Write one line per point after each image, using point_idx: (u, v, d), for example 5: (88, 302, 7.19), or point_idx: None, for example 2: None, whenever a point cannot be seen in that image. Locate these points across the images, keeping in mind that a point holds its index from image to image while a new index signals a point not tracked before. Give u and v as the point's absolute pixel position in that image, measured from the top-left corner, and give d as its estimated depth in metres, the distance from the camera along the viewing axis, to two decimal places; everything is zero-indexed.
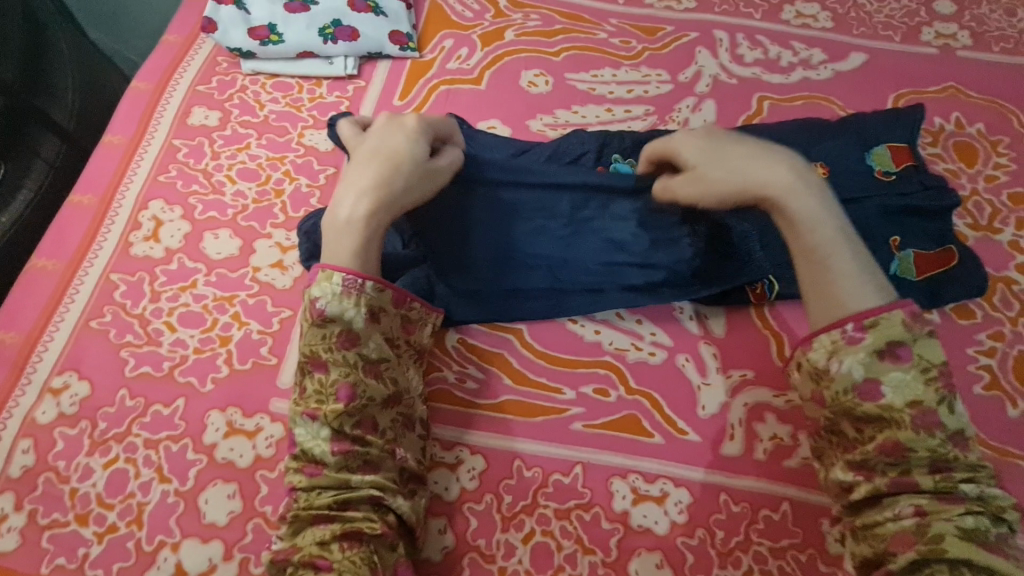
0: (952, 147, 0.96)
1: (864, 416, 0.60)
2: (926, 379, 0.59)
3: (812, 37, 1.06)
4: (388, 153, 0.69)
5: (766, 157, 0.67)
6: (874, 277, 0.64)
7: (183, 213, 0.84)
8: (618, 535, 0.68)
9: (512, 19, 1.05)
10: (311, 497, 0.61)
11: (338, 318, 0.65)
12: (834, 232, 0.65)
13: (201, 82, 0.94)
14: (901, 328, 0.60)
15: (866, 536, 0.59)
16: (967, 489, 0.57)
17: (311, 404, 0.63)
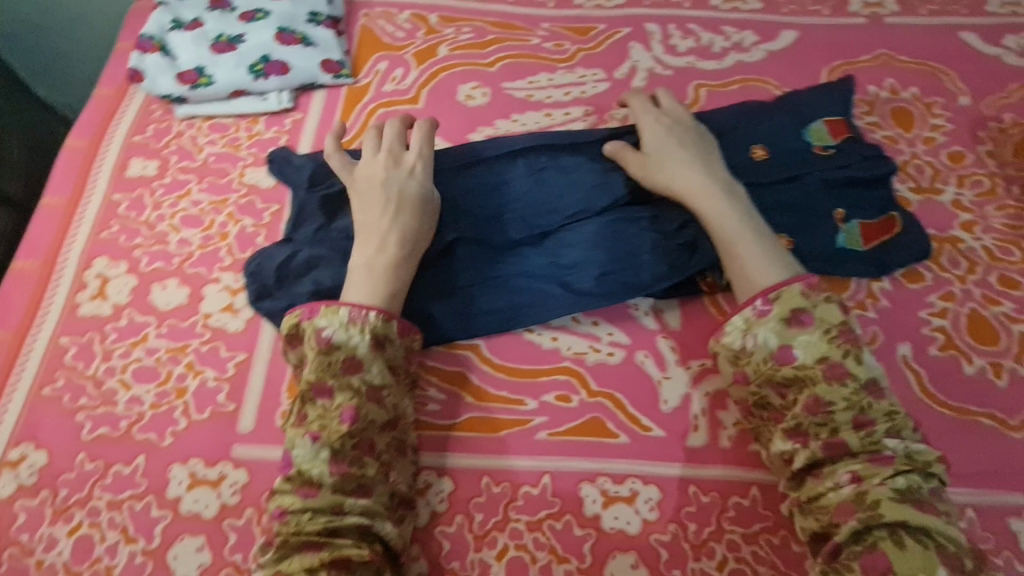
0: (889, 113, 0.97)
1: (784, 380, 0.66)
2: (829, 338, 0.66)
3: (743, 20, 1.06)
4: (407, 204, 0.77)
5: (682, 162, 0.81)
6: (781, 259, 0.73)
7: (128, 267, 0.83)
8: (591, 540, 0.68)
9: (444, 34, 1.04)
10: (301, 520, 0.60)
11: (344, 345, 0.68)
12: (740, 222, 0.76)
13: (136, 132, 0.93)
14: (798, 296, 0.68)
15: (813, 510, 0.63)
16: (892, 446, 0.62)
17: (312, 426, 0.64)
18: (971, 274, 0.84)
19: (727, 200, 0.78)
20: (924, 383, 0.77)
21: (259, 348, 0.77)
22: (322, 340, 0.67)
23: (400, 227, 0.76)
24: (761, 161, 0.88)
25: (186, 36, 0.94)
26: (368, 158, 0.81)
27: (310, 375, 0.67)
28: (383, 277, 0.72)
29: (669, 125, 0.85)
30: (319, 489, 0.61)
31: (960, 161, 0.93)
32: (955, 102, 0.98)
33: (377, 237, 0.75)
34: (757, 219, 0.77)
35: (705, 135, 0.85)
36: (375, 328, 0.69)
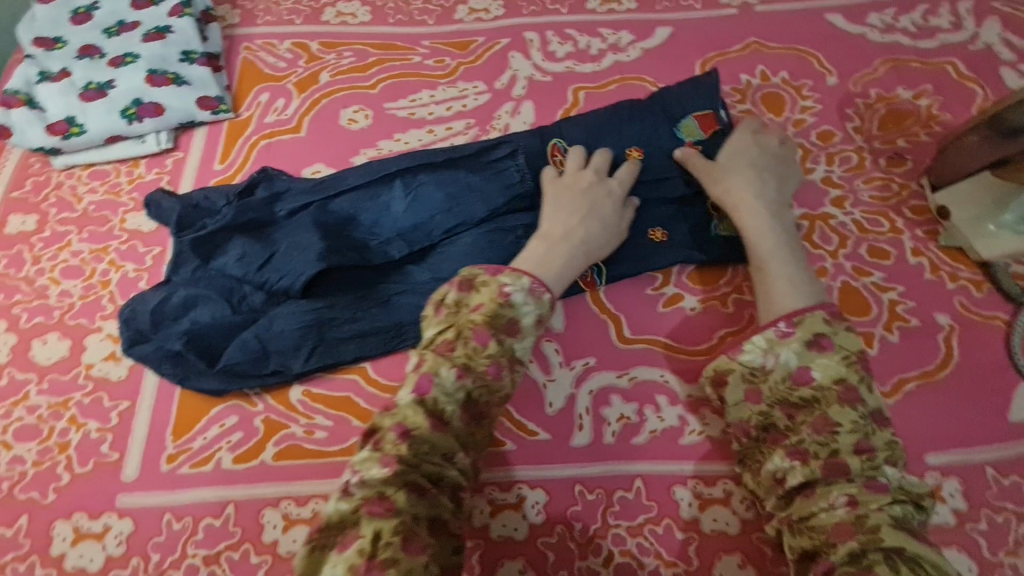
0: (760, 100, 1.00)
1: (797, 401, 0.65)
2: (848, 363, 0.65)
3: (619, 20, 1.09)
4: (604, 208, 0.79)
5: (745, 183, 0.79)
6: (812, 289, 0.71)
7: (8, 325, 0.82)
8: (479, 551, 0.70)
9: (326, 61, 1.05)
10: (421, 449, 0.58)
11: (517, 308, 0.68)
12: (777, 246, 0.75)
13: (14, 188, 0.93)
14: (821, 323, 0.67)
15: (803, 529, 0.59)
16: (890, 474, 0.59)
17: (459, 361, 0.63)
18: (843, 248, 0.87)
19: (777, 229, 0.76)
20: None
21: (142, 394, 0.77)
22: (504, 294, 0.67)
23: (581, 233, 0.77)
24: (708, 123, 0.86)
25: (53, 87, 0.93)
26: (573, 169, 0.83)
27: (475, 316, 0.66)
28: (560, 268, 0.74)
29: (749, 143, 0.83)
30: (443, 428, 0.60)
31: (830, 139, 0.96)
32: (823, 82, 1.01)
33: (559, 226, 0.77)
34: (799, 247, 0.76)
35: (780, 162, 0.83)
36: (545, 309, 0.70)
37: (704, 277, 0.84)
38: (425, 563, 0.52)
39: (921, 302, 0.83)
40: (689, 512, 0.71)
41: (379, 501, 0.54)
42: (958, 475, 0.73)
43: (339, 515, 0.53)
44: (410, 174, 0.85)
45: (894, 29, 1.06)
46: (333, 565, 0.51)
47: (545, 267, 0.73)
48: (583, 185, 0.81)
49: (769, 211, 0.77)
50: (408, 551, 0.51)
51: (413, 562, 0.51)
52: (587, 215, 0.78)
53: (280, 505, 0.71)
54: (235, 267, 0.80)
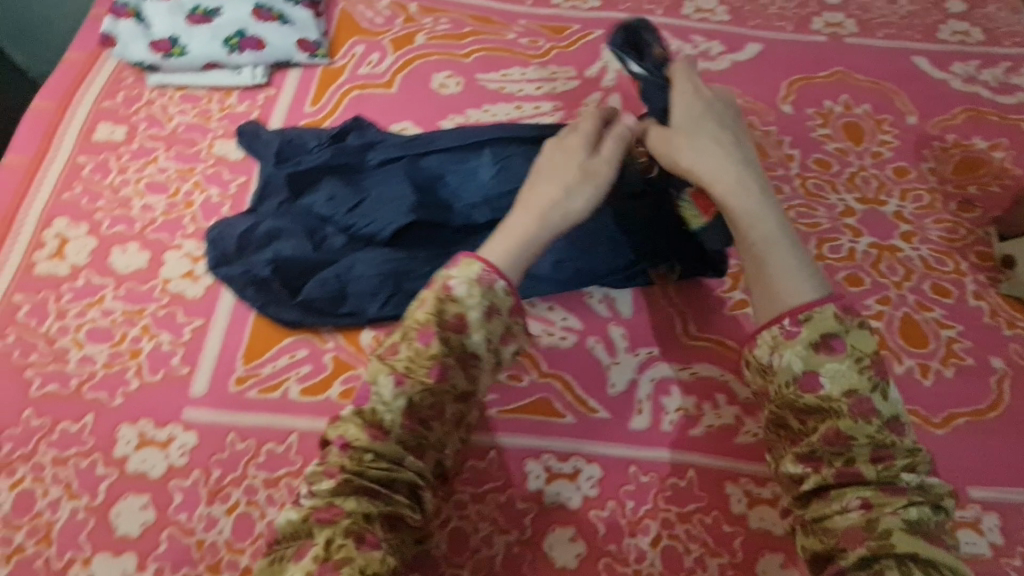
0: (841, 127, 1.02)
1: (805, 407, 0.57)
2: (860, 368, 0.56)
3: (711, 30, 1.11)
4: (566, 173, 0.65)
5: (719, 148, 0.65)
6: (813, 276, 0.60)
7: (89, 229, 0.83)
8: (531, 514, 0.70)
9: (422, 24, 1.06)
10: (365, 459, 0.54)
11: (462, 302, 0.58)
12: (773, 223, 0.62)
13: (106, 98, 0.93)
14: (833, 320, 0.57)
15: (816, 530, 0.55)
16: (908, 479, 0.54)
17: (399, 367, 0.57)
18: (907, 280, 0.89)
19: (767, 201, 0.63)
20: None
21: (216, 314, 0.78)
22: (446, 286, 0.58)
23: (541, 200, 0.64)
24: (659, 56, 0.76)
25: (162, 5, 0.94)
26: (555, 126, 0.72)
27: (417, 313, 0.58)
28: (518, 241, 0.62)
29: (708, 96, 0.69)
30: (388, 435, 0.56)
31: (904, 176, 0.98)
32: (903, 120, 1.04)
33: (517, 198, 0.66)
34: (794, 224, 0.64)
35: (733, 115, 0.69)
36: (499, 299, 0.59)
37: None
38: (381, 559, 0.51)
39: (977, 343, 0.85)
40: (738, 507, 0.72)
41: (327, 509, 0.53)
42: (997, 511, 0.75)
43: (290, 525, 0.52)
44: (502, 142, 0.85)
45: (976, 79, 1.08)
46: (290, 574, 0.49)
47: (490, 243, 0.62)
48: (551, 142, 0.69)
49: (753, 180, 0.64)
50: (361, 549, 0.50)
51: (369, 558, 0.50)
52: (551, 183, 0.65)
53: None
54: (324, 207, 0.81)
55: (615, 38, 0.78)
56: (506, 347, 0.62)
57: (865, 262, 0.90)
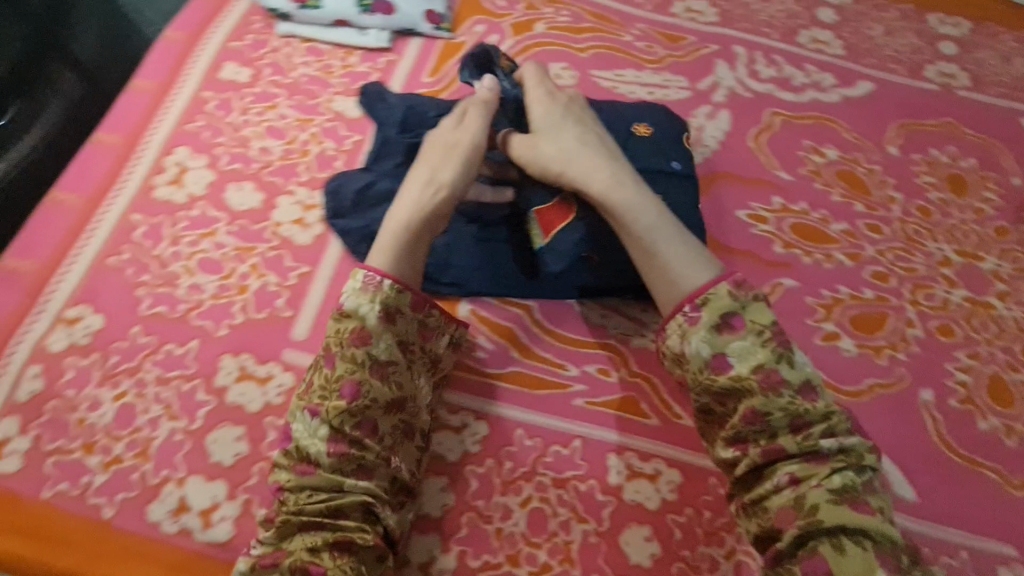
0: (945, 178, 1.02)
1: (721, 390, 0.65)
2: (763, 342, 0.65)
3: (825, 62, 1.11)
4: (444, 166, 0.76)
5: (589, 157, 0.75)
6: (697, 258, 0.69)
7: (208, 162, 0.84)
8: (610, 507, 0.70)
9: (543, 13, 1.07)
10: (299, 497, 0.61)
11: (356, 316, 0.66)
12: (653, 217, 0.71)
13: (235, 38, 0.95)
14: (728, 299, 0.66)
15: (756, 512, 0.64)
16: (828, 446, 0.62)
17: (314, 400, 0.64)
18: (998, 339, 0.88)
19: (638, 191, 0.73)
20: (940, 429, 0.81)
21: (323, 263, 0.79)
22: (337, 307, 0.67)
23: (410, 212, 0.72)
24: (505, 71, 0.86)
25: None
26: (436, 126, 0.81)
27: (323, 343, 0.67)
28: (408, 242, 0.71)
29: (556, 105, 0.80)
30: (316, 468, 0.62)
31: (1004, 236, 0.98)
32: (1008, 180, 1.03)
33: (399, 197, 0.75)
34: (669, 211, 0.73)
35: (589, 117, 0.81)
36: (387, 298, 0.67)
37: (864, 324, 0.87)
38: None
39: None
40: None
41: (274, 554, 0.59)
42: None
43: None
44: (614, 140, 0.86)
45: None
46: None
47: (378, 250, 0.70)
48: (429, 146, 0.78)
49: (623, 178, 0.73)
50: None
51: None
52: (429, 183, 0.74)
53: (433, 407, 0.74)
54: None
55: (466, 69, 0.85)
56: (427, 346, 0.71)
57: (958, 314, 0.90)
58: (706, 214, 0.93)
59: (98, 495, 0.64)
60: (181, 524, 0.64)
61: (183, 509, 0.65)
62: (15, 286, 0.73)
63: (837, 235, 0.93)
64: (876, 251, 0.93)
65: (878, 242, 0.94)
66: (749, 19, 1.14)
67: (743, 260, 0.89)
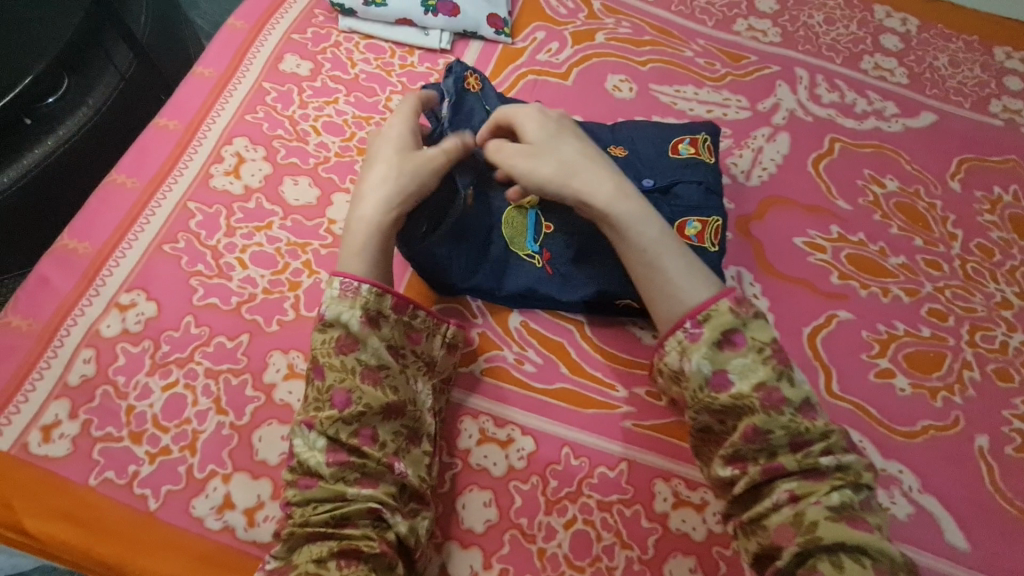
0: (1007, 217, 0.99)
1: (720, 407, 0.63)
2: (762, 359, 0.63)
3: (887, 90, 1.08)
4: (403, 163, 0.70)
5: (588, 168, 0.70)
6: (698, 273, 0.68)
7: (266, 154, 0.84)
8: (655, 535, 0.69)
9: (604, 23, 1.06)
10: (305, 509, 0.59)
11: (339, 325, 0.65)
12: (654, 231, 0.68)
13: (297, 31, 0.94)
14: (730, 315, 0.64)
15: (755, 530, 0.61)
16: (827, 463, 0.60)
17: (308, 413, 0.63)
18: None
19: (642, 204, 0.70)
20: (995, 477, 0.79)
21: None
22: (318, 317, 0.66)
23: (375, 216, 0.68)
24: (472, 91, 0.82)
25: None
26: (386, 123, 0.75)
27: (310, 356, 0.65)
28: (376, 246, 0.67)
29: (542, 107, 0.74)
30: (319, 480, 0.60)
31: None
32: None
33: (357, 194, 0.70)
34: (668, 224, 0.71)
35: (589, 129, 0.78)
36: (370, 300, 0.65)
37: (920, 364, 0.85)
38: None
39: None
40: None
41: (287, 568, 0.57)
42: None
43: None
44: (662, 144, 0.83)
45: None
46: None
47: (348, 257, 0.67)
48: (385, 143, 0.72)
49: (623, 191, 0.70)
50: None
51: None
52: (393, 180, 0.69)
53: (479, 419, 0.73)
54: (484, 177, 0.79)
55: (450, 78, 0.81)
56: (418, 349, 0.69)
57: (1017, 359, 0.87)
58: (763, 239, 0.90)
59: (143, 486, 0.64)
60: (225, 522, 0.63)
61: (227, 505, 0.64)
62: (71, 268, 0.73)
63: (894, 269, 0.91)
64: (934, 288, 0.91)
65: (937, 279, 0.92)
66: (812, 41, 1.12)
67: (799, 289, 0.87)
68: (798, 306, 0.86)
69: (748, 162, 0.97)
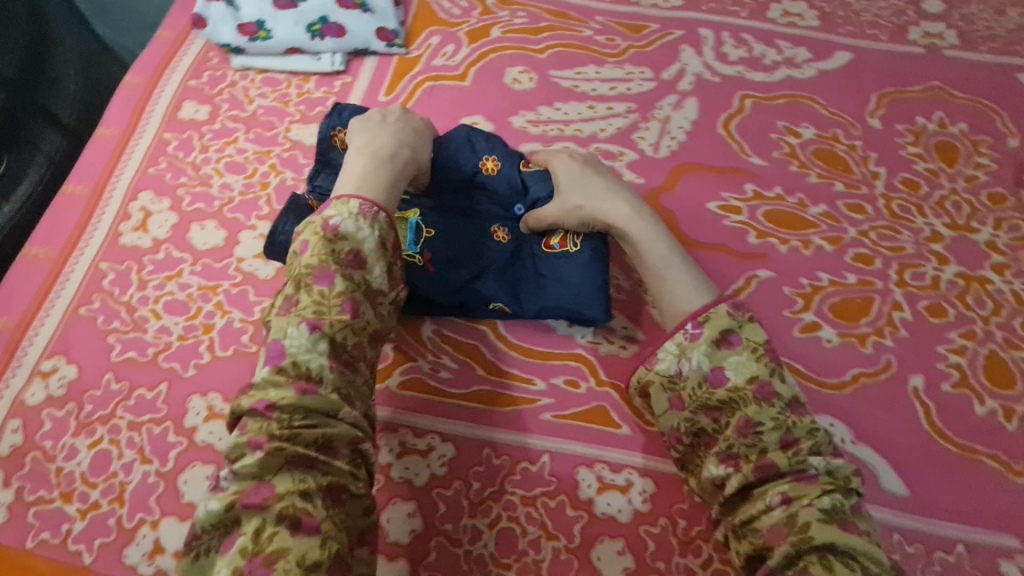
0: (934, 147, 0.96)
1: (716, 404, 0.64)
2: (757, 357, 0.64)
3: (798, 36, 1.05)
4: (417, 146, 0.78)
5: (610, 192, 0.76)
6: (706, 283, 0.70)
7: (171, 205, 0.86)
8: (581, 522, 0.70)
9: (499, 17, 1.05)
10: (293, 419, 0.58)
11: (351, 237, 0.66)
12: (666, 247, 0.73)
13: (192, 77, 0.96)
14: (727, 317, 0.66)
15: (745, 533, 0.61)
16: (816, 464, 0.61)
17: (308, 315, 0.63)
18: (996, 316, 0.83)
19: (654, 224, 0.75)
20: (932, 417, 0.77)
21: None
22: (330, 228, 0.66)
23: (393, 161, 0.74)
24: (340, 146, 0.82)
25: None
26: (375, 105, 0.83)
27: (308, 260, 0.65)
28: (381, 178, 0.72)
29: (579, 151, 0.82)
30: (317, 386, 0.60)
31: (1001, 203, 0.91)
32: (1003, 143, 0.96)
33: (368, 139, 0.76)
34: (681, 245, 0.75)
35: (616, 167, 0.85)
36: (383, 229, 0.69)
37: (848, 312, 0.83)
38: (321, 540, 0.53)
39: None
40: None
41: (256, 489, 0.54)
42: None
43: (213, 515, 0.54)
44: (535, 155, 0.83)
45: None
46: (217, 567, 0.52)
47: (349, 189, 0.71)
48: (395, 116, 0.80)
49: (640, 214, 0.75)
50: (295, 535, 0.52)
51: (303, 543, 0.52)
52: (410, 152, 0.76)
53: (399, 432, 0.74)
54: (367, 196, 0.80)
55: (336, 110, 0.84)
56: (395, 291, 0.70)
57: (950, 293, 0.85)
58: (675, 210, 0.90)
59: (77, 542, 0.67)
60: (156, 566, 0.66)
61: (158, 550, 0.67)
62: None
63: (815, 219, 0.89)
64: (858, 232, 0.89)
65: (861, 223, 0.90)
66: None
67: (715, 254, 0.87)
68: (715, 272, 0.85)
69: (656, 134, 0.96)
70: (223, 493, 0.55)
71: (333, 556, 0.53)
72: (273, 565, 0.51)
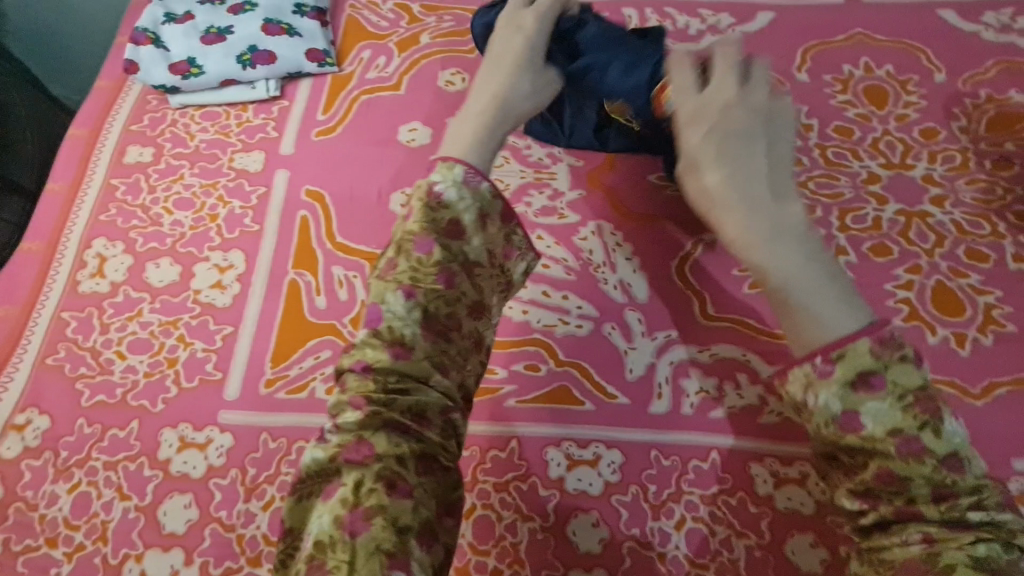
0: (862, 92, 0.98)
1: (847, 446, 0.51)
2: (904, 405, 0.49)
3: (719, 3, 1.08)
4: (518, 89, 0.70)
5: (726, 192, 0.58)
6: (847, 316, 0.52)
7: (125, 247, 0.88)
8: (554, 501, 0.71)
9: (426, 24, 1.06)
10: (388, 382, 0.56)
11: (453, 206, 0.62)
12: (794, 267, 0.54)
13: (134, 122, 0.98)
14: (871, 357, 0.50)
15: (870, 560, 0.51)
16: (975, 518, 0.48)
17: (404, 281, 0.60)
18: (939, 247, 0.85)
19: (783, 238, 0.55)
20: None
21: (244, 321, 0.82)
22: (433, 194, 0.61)
23: (491, 111, 0.68)
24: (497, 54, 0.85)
25: (178, 28, 0.99)
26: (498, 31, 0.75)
27: (411, 226, 0.61)
28: (480, 134, 0.66)
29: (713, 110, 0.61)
30: (410, 352, 0.58)
31: (933, 137, 0.93)
32: (930, 79, 0.98)
33: (478, 84, 0.71)
34: (821, 264, 0.55)
35: (739, 132, 0.60)
36: (485, 200, 0.63)
37: None
38: (412, 507, 0.51)
39: (1018, 308, 0.80)
40: (764, 488, 0.71)
41: (356, 447, 0.53)
42: None
43: (317, 463, 0.54)
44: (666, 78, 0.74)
45: (1011, 29, 1.01)
46: (319, 510, 0.51)
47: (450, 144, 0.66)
48: (509, 52, 0.72)
49: (763, 225, 0.56)
50: (391, 494, 0.51)
51: (398, 504, 0.51)
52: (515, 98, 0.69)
53: None
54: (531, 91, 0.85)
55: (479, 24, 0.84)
56: (515, 267, 0.66)
57: (892, 231, 0.86)
58: (616, 186, 0.90)
59: None
60: None
61: None
62: None
63: None
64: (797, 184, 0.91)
65: (798, 174, 0.91)
66: None
67: (656, 225, 0.87)
68: (664, 240, 0.86)
69: None
70: (328, 444, 0.55)
71: (423, 523, 0.51)
72: (373, 518, 0.50)
